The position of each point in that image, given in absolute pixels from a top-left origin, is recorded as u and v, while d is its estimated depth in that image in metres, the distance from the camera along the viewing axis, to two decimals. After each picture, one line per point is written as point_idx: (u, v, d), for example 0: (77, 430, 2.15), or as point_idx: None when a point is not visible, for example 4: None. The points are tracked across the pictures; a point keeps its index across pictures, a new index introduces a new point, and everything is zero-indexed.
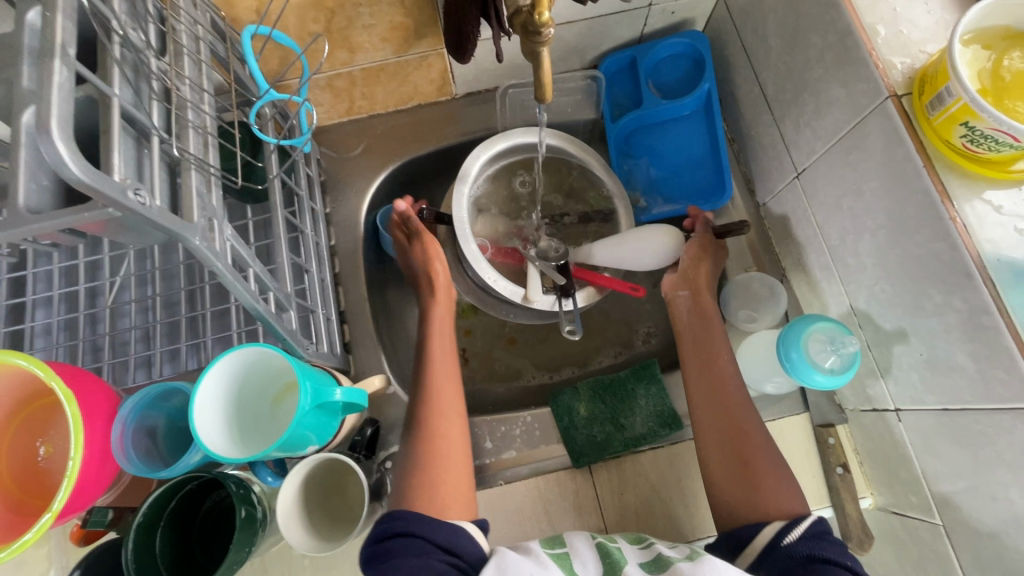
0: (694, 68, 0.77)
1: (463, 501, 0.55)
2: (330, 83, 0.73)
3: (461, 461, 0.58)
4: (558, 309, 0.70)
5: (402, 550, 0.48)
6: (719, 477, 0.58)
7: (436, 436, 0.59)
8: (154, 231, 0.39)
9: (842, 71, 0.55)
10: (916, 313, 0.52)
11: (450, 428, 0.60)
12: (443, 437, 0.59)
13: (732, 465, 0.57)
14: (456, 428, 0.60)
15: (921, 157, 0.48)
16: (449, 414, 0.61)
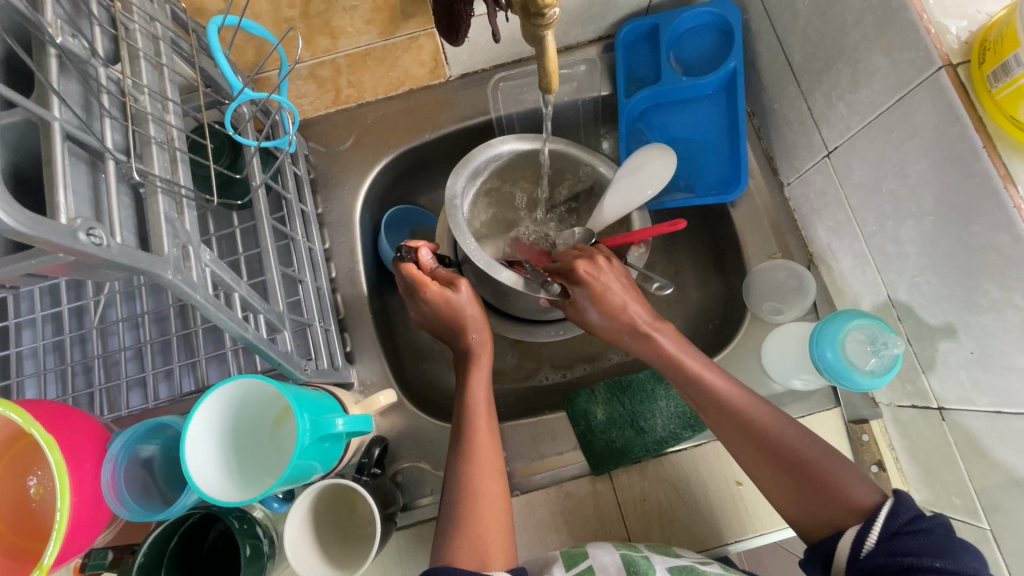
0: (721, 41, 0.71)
1: (504, 544, 0.52)
2: (314, 72, 0.69)
3: (496, 499, 0.54)
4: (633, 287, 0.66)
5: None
6: (772, 490, 0.53)
7: (464, 476, 0.54)
8: (119, 269, 0.35)
9: (885, 37, 0.48)
10: (968, 309, 0.48)
11: (488, 465, 0.55)
12: (477, 475, 0.54)
13: (786, 476, 0.52)
14: (492, 465, 0.55)
15: (981, 136, 0.43)
16: (485, 452, 0.56)
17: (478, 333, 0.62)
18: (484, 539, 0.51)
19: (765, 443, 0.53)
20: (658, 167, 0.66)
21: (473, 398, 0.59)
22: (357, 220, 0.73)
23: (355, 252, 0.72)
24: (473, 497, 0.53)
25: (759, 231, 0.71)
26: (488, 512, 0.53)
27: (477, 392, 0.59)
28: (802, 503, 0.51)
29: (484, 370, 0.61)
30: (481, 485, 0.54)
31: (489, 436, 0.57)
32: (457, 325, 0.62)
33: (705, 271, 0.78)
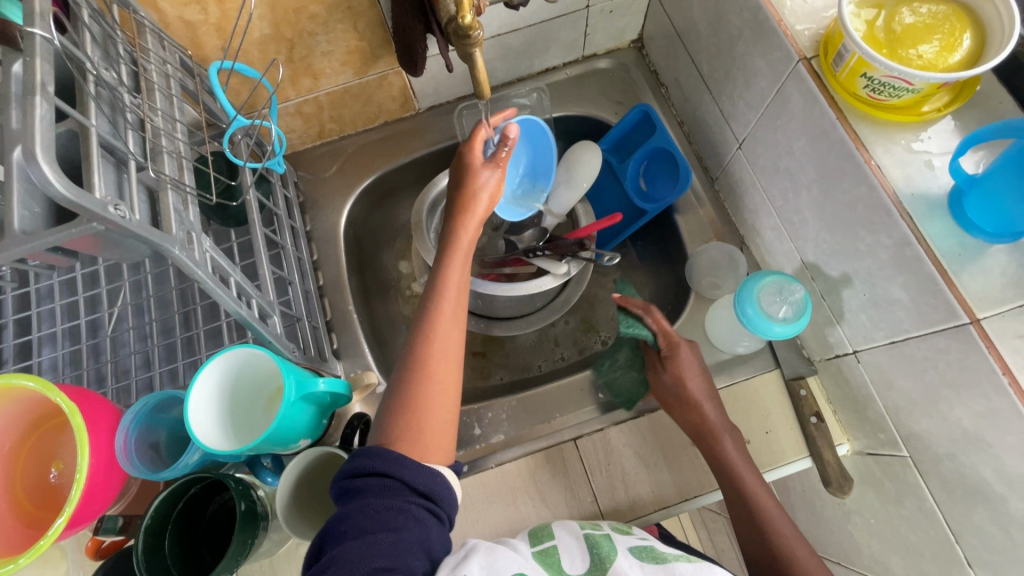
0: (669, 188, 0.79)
1: (445, 443, 0.53)
2: (299, 110, 0.79)
3: (448, 393, 0.55)
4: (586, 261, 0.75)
5: (379, 490, 0.46)
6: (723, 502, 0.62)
7: (418, 364, 0.54)
8: (137, 244, 0.44)
9: (759, 43, 0.60)
10: (855, 256, 0.56)
11: (446, 362, 0.56)
12: (432, 365, 0.55)
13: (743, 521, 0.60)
14: (451, 356, 0.56)
15: (834, 111, 0.52)
16: (446, 339, 0.56)
17: (470, 232, 0.61)
18: (425, 426, 0.52)
19: (747, 503, 0.60)
20: (588, 159, 0.78)
21: (446, 282, 0.59)
22: (340, 234, 0.82)
23: (341, 262, 0.81)
24: (423, 380, 0.54)
25: (697, 219, 0.80)
26: (440, 400, 0.54)
27: (452, 287, 0.59)
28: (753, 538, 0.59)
29: (465, 261, 0.61)
30: (432, 368, 0.55)
31: (453, 323, 0.58)
32: (461, 207, 0.61)
33: (655, 262, 0.86)
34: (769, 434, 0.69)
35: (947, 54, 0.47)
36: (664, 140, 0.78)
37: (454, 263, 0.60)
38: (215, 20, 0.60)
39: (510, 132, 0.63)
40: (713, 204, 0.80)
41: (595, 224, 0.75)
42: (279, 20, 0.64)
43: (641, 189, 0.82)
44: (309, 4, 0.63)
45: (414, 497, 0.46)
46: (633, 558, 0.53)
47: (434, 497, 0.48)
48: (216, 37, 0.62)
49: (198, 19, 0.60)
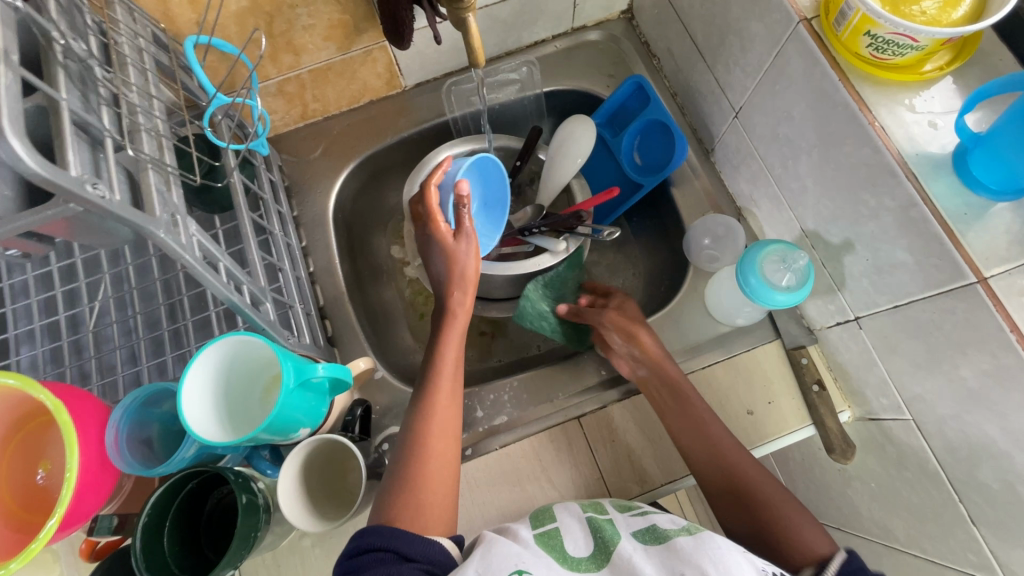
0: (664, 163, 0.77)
1: (444, 515, 0.52)
2: (281, 89, 0.75)
3: (447, 469, 0.54)
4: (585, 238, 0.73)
5: (374, 566, 0.45)
6: (708, 476, 0.61)
7: (416, 445, 0.54)
8: (119, 227, 0.41)
9: (757, 6, 0.58)
10: (857, 221, 0.56)
11: (446, 438, 0.55)
12: (432, 443, 0.54)
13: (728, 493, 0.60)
14: (447, 435, 0.55)
15: (837, 73, 0.51)
16: (446, 416, 0.56)
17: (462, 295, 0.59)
18: (424, 499, 0.51)
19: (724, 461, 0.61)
20: (582, 133, 0.77)
21: (440, 362, 0.58)
22: (329, 218, 0.80)
23: (331, 247, 0.78)
24: (423, 461, 0.53)
25: (693, 192, 0.79)
26: (437, 474, 0.53)
27: (449, 367, 0.58)
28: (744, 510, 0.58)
29: (459, 338, 0.60)
30: (432, 446, 0.54)
31: (450, 401, 0.57)
32: (448, 278, 0.59)
33: (651, 237, 0.85)
34: (772, 405, 0.69)
35: (952, 9, 0.46)
36: (659, 111, 0.77)
37: (448, 344, 0.59)
38: None
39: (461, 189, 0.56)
40: (709, 176, 0.79)
41: (594, 199, 0.73)
42: None
43: (635, 163, 0.81)
44: None
45: (408, 564, 0.45)
46: (636, 542, 0.52)
47: (432, 564, 0.47)
48: (190, 9, 0.59)
49: None
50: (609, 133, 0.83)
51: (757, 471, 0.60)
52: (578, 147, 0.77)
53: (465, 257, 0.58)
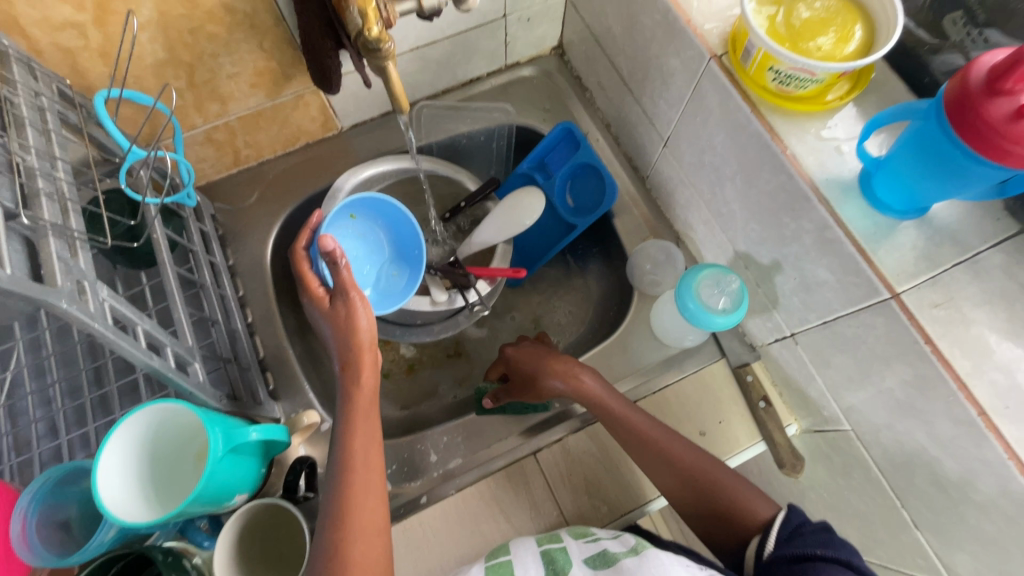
0: (595, 208, 0.80)
1: None
2: (209, 137, 0.73)
3: (375, 564, 0.50)
4: (466, 302, 0.77)
5: None
6: (664, 480, 0.62)
7: (334, 546, 0.49)
8: (14, 301, 0.39)
9: (672, 44, 0.61)
10: (782, 243, 0.58)
11: (369, 526, 0.51)
12: (352, 538, 0.50)
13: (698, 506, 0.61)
14: (371, 524, 0.51)
15: (749, 105, 0.54)
16: (365, 505, 0.52)
17: (370, 372, 0.58)
18: None
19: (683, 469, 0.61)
20: (529, 202, 0.76)
21: (348, 452, 0.54)
22: (266, 266, 0.77)
23: (270, 295, 0.75)
24: (344, 563, 0.48)
25: (632, 219, 0.81)
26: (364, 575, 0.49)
27: (359, 454, 0.54)
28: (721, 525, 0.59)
29: (366, 418, 0.57)
30: (352, 542, 0.50)
31: (371, 488, 0.53)
32: (346, 355, 0.57)
33: (597, 264, 0.86)
34: (722, 424, 0.70)
35: (844, 44, 0.50)
36: (589, 156, 0.79)
37: (354, 430, 0.55)
38: (97, 44, 0.55)
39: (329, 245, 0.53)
40: (646, 203, 0.81)
41: (499, 272, 0.75)
42: (172, 42, 0.59)
43: (566, 204, 0.83)
44: (206, 23, 0.59)
45: None
46: (587, 569, 0.53)
47: None
48: (101, 63, 0.57)
49: (77, 44, 0.54)
50: (537, 176, 0.84)
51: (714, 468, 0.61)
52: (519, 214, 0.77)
53: (352, 319, 0.56)
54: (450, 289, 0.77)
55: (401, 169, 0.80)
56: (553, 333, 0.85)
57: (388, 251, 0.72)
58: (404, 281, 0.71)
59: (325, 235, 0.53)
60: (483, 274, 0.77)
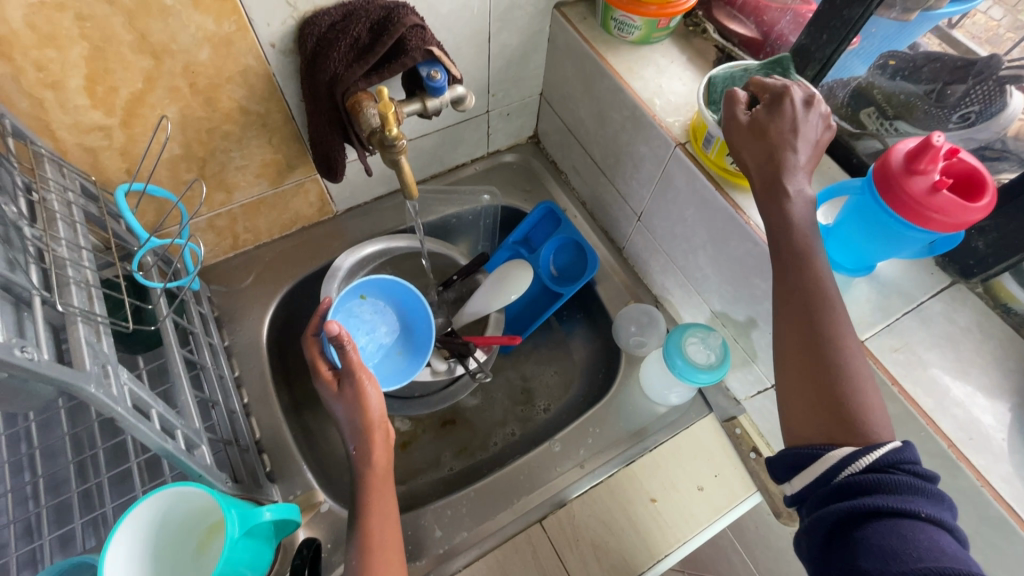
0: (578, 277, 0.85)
1: None
2: (211, 224, 0.76)
3: None
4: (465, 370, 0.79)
5: None
6: None
7: None
8: (43, 387, 0.39)
9: (641, 134, 0.70)
10: (755, 302, 0.64)
11: None
12: None
13: (806, 352, 0.46)
14: None
15: (713, 184, 0.62)
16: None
17: (382, 451, 0.58)
18: None
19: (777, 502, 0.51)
20: (519, 275, 0.82)
21: (365, 531, 0.54)
22: (262, 345, 0.78)
23: (266, 374, 0.76)
24: None
25: (614, 286, 0.87)
26: None
27: (376, 534, 0.55)
28: (817, 405, 0.45)
29: (382, 498, 0.57)
30: None
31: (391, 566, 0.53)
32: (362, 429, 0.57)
33: (583, 329, 0.91)
34: (718, 477, 0.72)
35: None
36: (570, 231, 0.86)
37: (372, 510, 0.56)
38: (120, 144, 0.59)
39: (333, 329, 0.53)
40: (624, 271, 0.88)
41: (494, 340, 0.79)
42: (189, 140, 0.64)
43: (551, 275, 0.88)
44: (222, 123, 0.64)
45: None
46: None
47: None
48: (121, 160, 0.61)
49: (101, 144, 0.58)
50: (522, 250, 0.90)
51: None
52: (509, 285, 0.82)
53: (365, 398, 0.57)
54: (449, 358, 0.80)
55: (396, 247, 0.85)
56: (546, 398, 0.87)
57: (397, 323, 0.75)
58: (413, 355, 0.73)
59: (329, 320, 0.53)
60: (480, 342, 0.80)
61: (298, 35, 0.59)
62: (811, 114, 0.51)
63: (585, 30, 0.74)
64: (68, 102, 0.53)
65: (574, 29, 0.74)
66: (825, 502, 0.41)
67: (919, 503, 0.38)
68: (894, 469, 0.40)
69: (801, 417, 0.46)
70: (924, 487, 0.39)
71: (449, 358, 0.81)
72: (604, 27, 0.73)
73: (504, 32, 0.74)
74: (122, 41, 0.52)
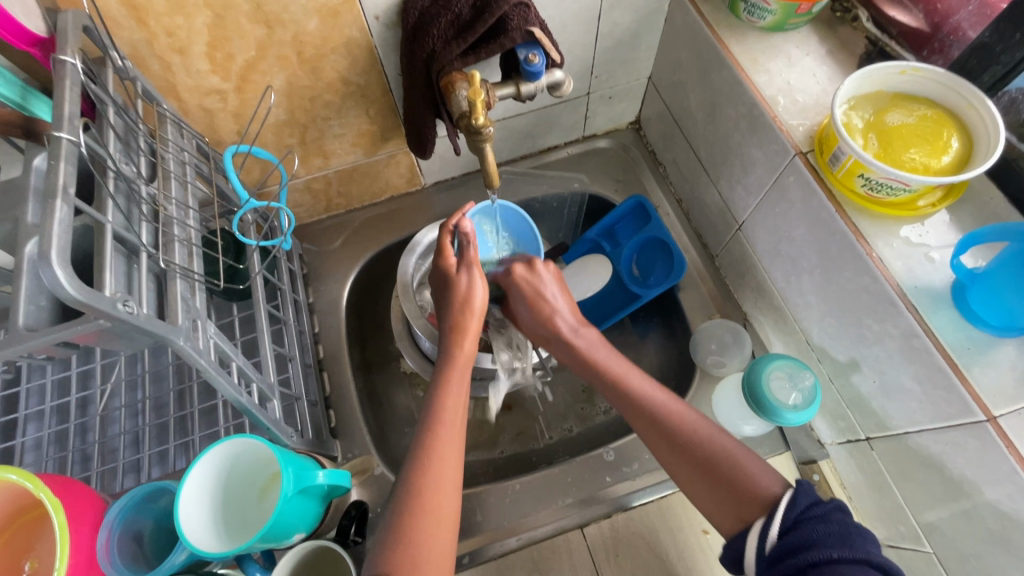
0: (661, 280, 0.80)
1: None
2: (308, 186, 0.80)
3: (447, 519, 0.51)
4: (526, 362, 0.77)
5: None
6: (712, 509, 0.51)
7: (414, 499, 0.50)
8: (142, 336, 0.43)
9: (756, 135, 0.62)
10: (862, 344, 0.56)
11: (446, 474, 0.52)
12: (431, 491, 0.51)
13: (689, 464, 0.53)
14: (450, 483, 0.52)
15: (833, 204, 0.54)
16: (449, 438, 0.55)
17: (470, 340, 0.62)
18: (420, 554, 0.47)
19: (713, 497, 0.51)
20: None
21: (441, 399, 0.57)
22: (342, 307, 0.82)
23: (341, 335, 0.80)
24: (420, 514, 0.50)
25: (699, 295, 0.80)
26: (435, 532, 0.49)
27: (450, 405, 0.57)
28: (722, 502, 0.50)
29: (460, 380, 0.59)
30: (430, 487, 0.51)
31: (450, 429, 0.55)
32: (456, 315, 0.63)
33: (658, 335, 0.85)
34: None
35: (939, 156, 0.50)
36: (658, 230, 0.81)
37: (449, 390, 0.58)
38: (233, 107, 0.63)
39: (465, 227, 0.65)
40: (714, 280, 0.80)
41: None
42: (294, 106, 0.66)
43: (632, 275, 0.83)
44: (324, 92, 0.66)
45: None
46: None
47: None
48: (233, 122, 0.65)
49: (217, 106, 0.62)
50: (605, 243, 0.86)
51: (748, 465, 0.50)
52: None
53: (471, 289, 0.63)
54: (513, 349, 0.78)
55: None
56: (607, 400, 0.84)
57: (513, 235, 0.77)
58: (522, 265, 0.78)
59: (464, 219, 0.65)
60: None
61: (401, 8, 0.59)
62: (543, 272, 0.69)
63: (709, 12, 0.66)
64: (191, 66, 0.57)
65: (696, 9, 0.66)
66: None
67: (829, 547, 0.41)
68: (800, 524, 0.44)
69: (650, 434, 0.56)
70: (828, 530, 0.42)
71: (511, 349, 0.79)
72: (731, 9, 0.65)
73: (616, 10, 0.68)
74: (240, 11, 0.54)
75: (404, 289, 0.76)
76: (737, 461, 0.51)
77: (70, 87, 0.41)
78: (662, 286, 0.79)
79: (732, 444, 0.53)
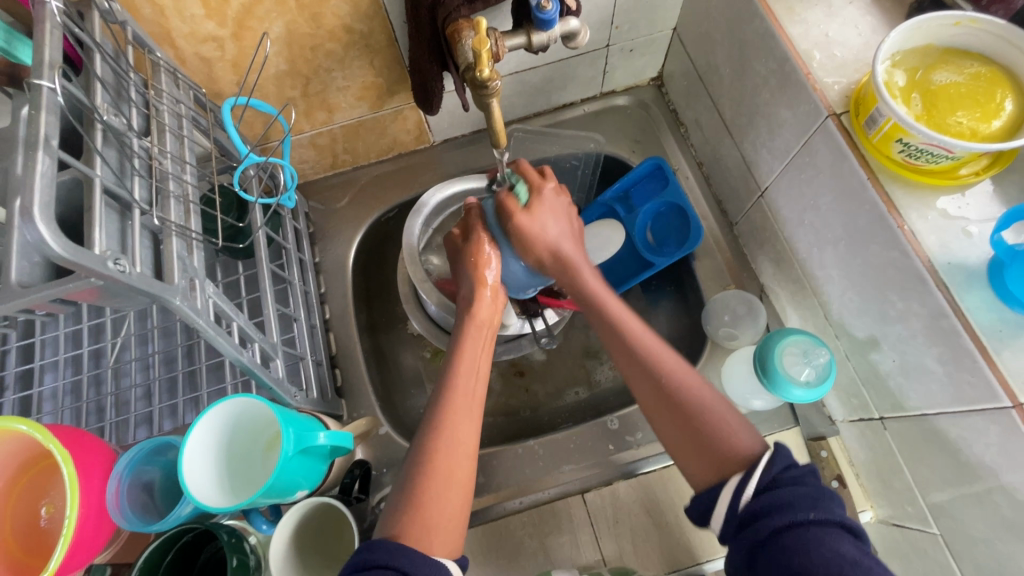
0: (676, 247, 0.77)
1: (453, 534, 0.49)
2: (313, 141, 0.77)
3: (460, 481, 0.51)
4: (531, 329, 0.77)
5: None
6: (687, 460, 0.50)
7: (424, 458, 0.51)
8: (137, 295, 0.42)
9: (785, 95, 0.58)
10: (884, 322, 0.53)
11: (463, 436, 0.53)
12: (443, 452, 0.51)
13: (667, 399, 0.52)
14: (465, 446, 0.52)
15: (865, 170, 0.50)
16: (464, 402, 0.55)
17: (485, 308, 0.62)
18: (429, 516, 0.48)
19: (692, 438, 0.50)
20: None
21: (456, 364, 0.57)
22: (348, 266, 0.81)
23: (348, 295, 0.79)
24: (430, 473, 0.50)
25: (714, 264, 0.77)
26: (446, 492, 0.50)
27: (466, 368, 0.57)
28: (702, 450, 0.49)
29: (474, 345, 0.59)
30: (443, 449, 0.51)
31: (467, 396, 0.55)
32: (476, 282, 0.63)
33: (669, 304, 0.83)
34: None
35: (989, 120, 0.45)
36: (675, 195, 0.77)
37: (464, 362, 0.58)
38: (232, 56, 0.60)
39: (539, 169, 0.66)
40: (731, 249, 0.77)
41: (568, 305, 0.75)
42: (295, 56, 0.63)
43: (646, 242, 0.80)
44: (326, 41, 0.63)
45: None
46: None
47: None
48: (231, 72, 0.62)
49: (214, 55, 0.60)
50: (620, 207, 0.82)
51: (727, 418, 0.50)
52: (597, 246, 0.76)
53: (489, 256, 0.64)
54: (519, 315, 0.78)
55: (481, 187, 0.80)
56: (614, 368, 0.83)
57: None
58: None
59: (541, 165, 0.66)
60: (552, 304, 0.77)
61: None
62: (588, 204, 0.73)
63: None
64: (185, 10, 0.54)
65: None
66: (734, 545, 0.43)
67: (807, 509, 0.41)
68: (776, 484, 0.43)
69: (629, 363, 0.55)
70: (805, 493, 0.42)
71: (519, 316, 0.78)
72: None
73: None
74: None
75: (410, 250, 0.75)
76: (720, 414, 0.50)
77: (50, 30, 0.39)
78: (676, 254, 0.76)
79: (712, 395, 0.52)
